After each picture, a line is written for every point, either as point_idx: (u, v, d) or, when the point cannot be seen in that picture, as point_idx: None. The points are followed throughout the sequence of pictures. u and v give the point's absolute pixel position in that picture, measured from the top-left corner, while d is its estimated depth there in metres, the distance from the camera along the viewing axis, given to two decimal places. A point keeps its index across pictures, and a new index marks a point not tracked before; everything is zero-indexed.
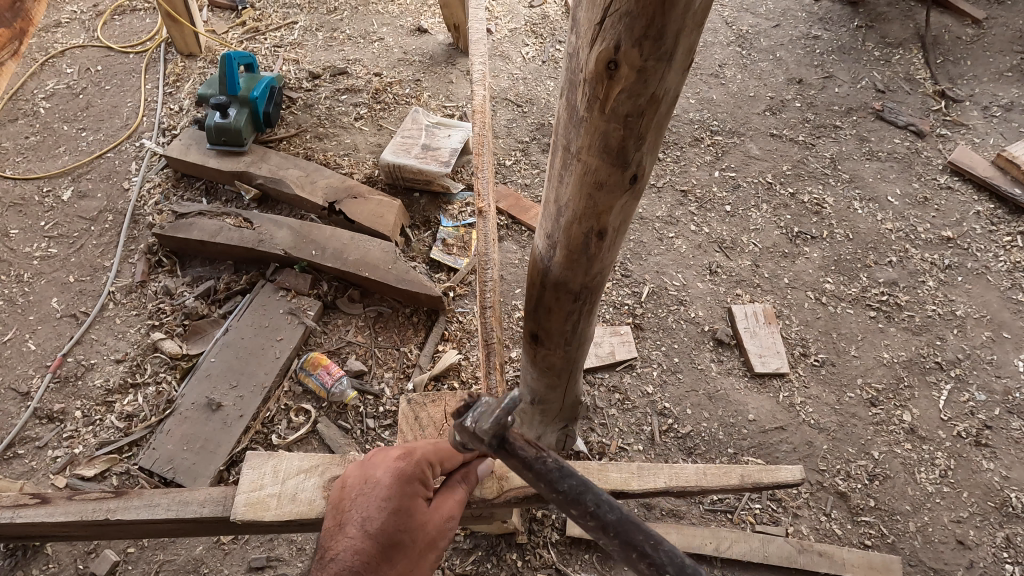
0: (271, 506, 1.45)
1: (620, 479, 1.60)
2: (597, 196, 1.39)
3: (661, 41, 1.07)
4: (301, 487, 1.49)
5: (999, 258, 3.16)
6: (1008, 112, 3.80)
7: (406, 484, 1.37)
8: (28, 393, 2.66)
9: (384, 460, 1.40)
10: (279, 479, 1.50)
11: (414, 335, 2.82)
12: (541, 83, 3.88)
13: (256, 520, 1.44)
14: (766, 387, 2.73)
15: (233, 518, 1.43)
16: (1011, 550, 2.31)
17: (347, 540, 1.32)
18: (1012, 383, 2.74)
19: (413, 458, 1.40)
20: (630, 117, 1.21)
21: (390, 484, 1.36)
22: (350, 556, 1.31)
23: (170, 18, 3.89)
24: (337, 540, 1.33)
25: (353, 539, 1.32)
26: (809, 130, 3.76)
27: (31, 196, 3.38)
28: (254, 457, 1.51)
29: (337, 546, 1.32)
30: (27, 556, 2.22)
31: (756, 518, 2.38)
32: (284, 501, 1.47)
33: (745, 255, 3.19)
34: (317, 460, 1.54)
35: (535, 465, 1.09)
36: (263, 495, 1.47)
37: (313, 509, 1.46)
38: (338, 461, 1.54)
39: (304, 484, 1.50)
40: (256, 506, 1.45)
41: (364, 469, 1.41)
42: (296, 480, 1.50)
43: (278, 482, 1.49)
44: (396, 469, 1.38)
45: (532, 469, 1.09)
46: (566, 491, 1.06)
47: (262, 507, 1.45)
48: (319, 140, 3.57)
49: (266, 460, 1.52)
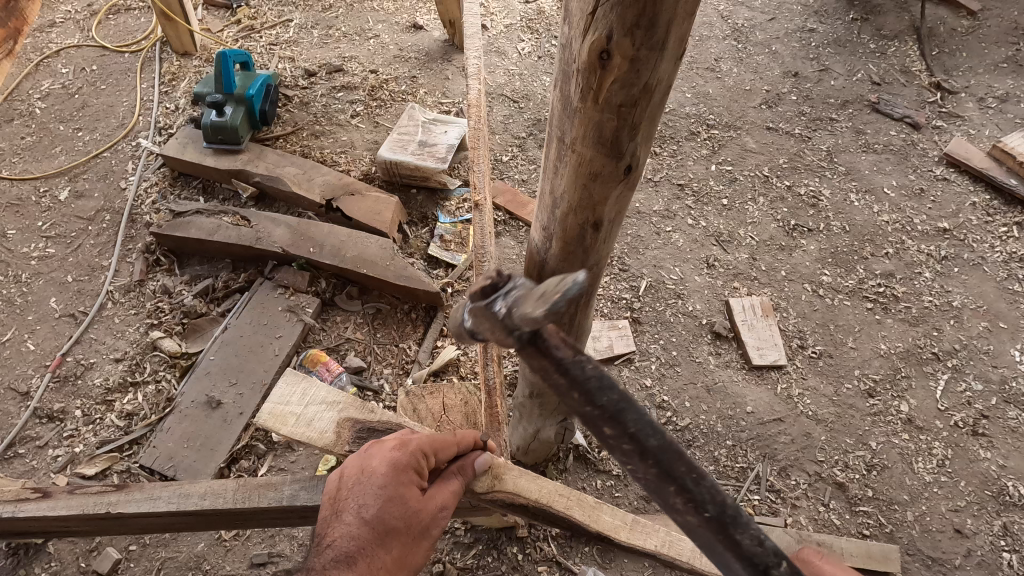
0: (288, 422, 1.61)
1: (612, 526, 1.59)
2: (592, 187, 1.39)
3: (652, 30, 1.08)
4: (318, 416, 1.63)
5: (995, 249, 3.17)
6: (1003, 103, 3.81)
7: (401, 473, 1.38)
8: (27, 392, 2.67)
9: (381, 451, 1.41)
10: (304, 401, 1.65)
11: (412, 331, 2.83)
12: (537, 78, 3.88)
13: (273, 430, 1.60)
14: (764, 379, 2.74)
15: (257, 420, 1.61)
16: (1009, 538, 2.32)
17: (343, 527, 1.35)
18: (1008, 372, 2.75)
19: (408, 449, 1.40)
20: (623, 107, 1.22)
21: (386, 473, 1.37)
22: (347, 542, 1.33)
23: (164, 17, 3.88)
24: (334, 526, 1.36)
25: (349, 526, 1.35)
26: (805, 123, 3.76)
27: (29, 196, 3.38)
28: (291, 375, 1.68)
29: (334, 533, 1.35)
30: (29, 554, 2.23)
31: (755, 509, 2.39)
32: (301, 423, 1.61)
33: (743, 248, 3.20)
34: (338, 402, 1.66)
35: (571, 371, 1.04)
36: (287, 410, 1.63)
37: (321, 439, 1.59)
38: (358, 406, 1.66)
39: (321, 415, 1.63)
40: (277, 418, 1.61)
41: (361, 459, 1.42)
42: (317, 408, 1.64)
43: (302, 404, 1.64)
44: (392, 459, 1.38)
45: (568, 373, 1.03)
46: (605, 405, 1.01)
47: (282, 421, 1.61)
48: (316, 138, 3.57)
49: (298, 382, 1.68)
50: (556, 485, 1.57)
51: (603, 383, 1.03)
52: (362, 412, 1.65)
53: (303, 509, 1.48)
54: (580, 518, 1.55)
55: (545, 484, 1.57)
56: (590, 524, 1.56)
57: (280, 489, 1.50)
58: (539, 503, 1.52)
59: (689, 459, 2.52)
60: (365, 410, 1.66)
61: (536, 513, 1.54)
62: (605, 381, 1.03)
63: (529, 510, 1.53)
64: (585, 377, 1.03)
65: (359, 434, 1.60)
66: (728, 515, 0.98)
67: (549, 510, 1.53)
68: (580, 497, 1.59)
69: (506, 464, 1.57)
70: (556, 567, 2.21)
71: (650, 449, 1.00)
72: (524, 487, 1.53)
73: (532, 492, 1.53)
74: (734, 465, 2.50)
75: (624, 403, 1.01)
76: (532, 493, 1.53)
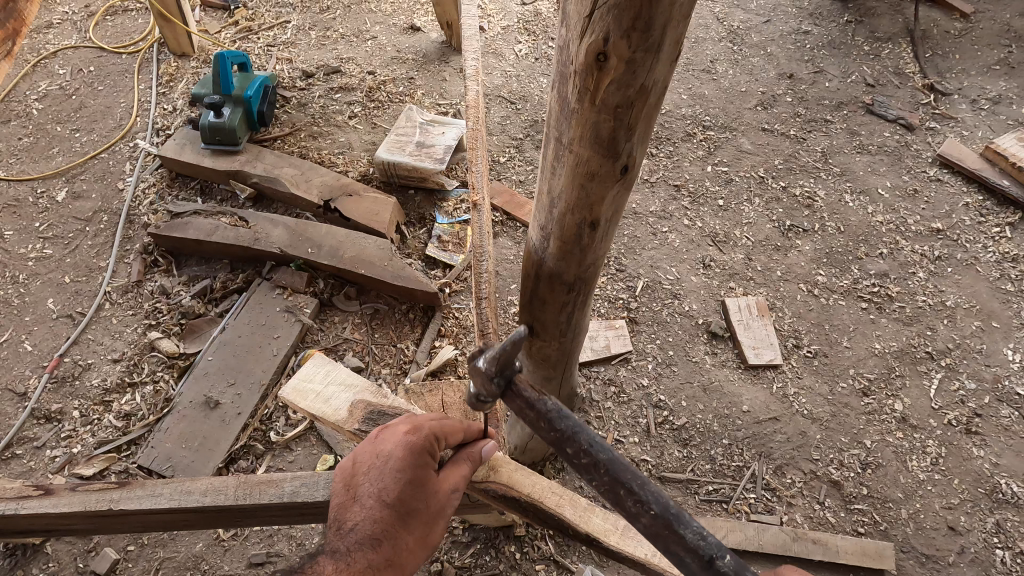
0: (307, 398, 1.70)
1: (600, 528, 1.58)
2: (589, 187, 1.41)
3: (648, 33, 1.10)
4: (335, 396, 1.71)
5: (988, 249, 3.20)
6: (995, 104, 3.85)
7: (416, 457, 1.38)
8: (25, 394, 2.67)
9: (392, 436, 1.41)
10: (325, 381, 1.74)
11: (410, 332, 2.84)
12: (534, 80, 3.90)
13: (293, 403, 1.70)
14: (760, 378, 2.76)
15: (281, 392, 1.73)
16: (1002, 535, 2.35)
17: (362, 510, 1.38)
18: (1001, 371, 2.78)
19: (421, 433, 1.40)
20: (619, 108, 1.23)
21: (400, 458, 1.37)
22: (368, 524, 1.36)
23: (162, 18, 3.89)
24: (353, 510, 1.39)
25: (369, 510, 1.37)
26: (801, 124, 3.79)
27: (26, 197, 3.37)
28: (320, 357, 1.79)
29: (355, 516, 1.38)
30: (27, 556, 2.23)
31: (751, 507, 2.41)
32: (320, 400, 1.70)
33: (738, 248, 3.22)
34: None
35: (537, 406, 1.17)
36: (308, 387, 1.73)
37: (334, 415, 1.66)
38: (373, 390, 1.71)
39: (338, 395, 1.71)
40: (299, 393, 1.71)
41: (373, 444, 1.43)
42: (335, 388, 1.72)
43: (323, 382, 1.74)
44: (406, 444, 1.38)
45: (534, 409, 1.17)
46: (563, 429, 1.14)
47: (302, 396, 1.71)
48: (313, 139, 3.59)
49: (325, 365, 1.79)
50: (548, 483, 1.60)
51: (562, 412, 1.16)
52: (377, 396, 1.70)
53: (303, 505, 1.49)
54: (571, 515, 1.56)
55: (536, 481, 1.59)
56: (580, 524, 1.56)
57: (280, 486, 1.51)
58: (530, 498, 1.54)
59: (685, 458, 2.53)
60: (379, 395, 1.71)
61: (526, 509, 1.55)
62: (564, 411, 1.16)
63: (521, 505, 1.54)
64: (547, 410, 1.16)
65: (370, 415, 1.64)
66: (671, 512, 1.05)
67: (540, 507, 1.54)
68: (571, 498, 1.61)
69: (503, 459, 1.60)
70: (554, 565, 2.23)
71: (601, 461, 1.09)
72: (517, 481, 1.56)
73: (525, 487, 1.55)
74: (730, 464, 2.52)
75: (579, 426, 1.14)
76: (525, 487, 1.55)
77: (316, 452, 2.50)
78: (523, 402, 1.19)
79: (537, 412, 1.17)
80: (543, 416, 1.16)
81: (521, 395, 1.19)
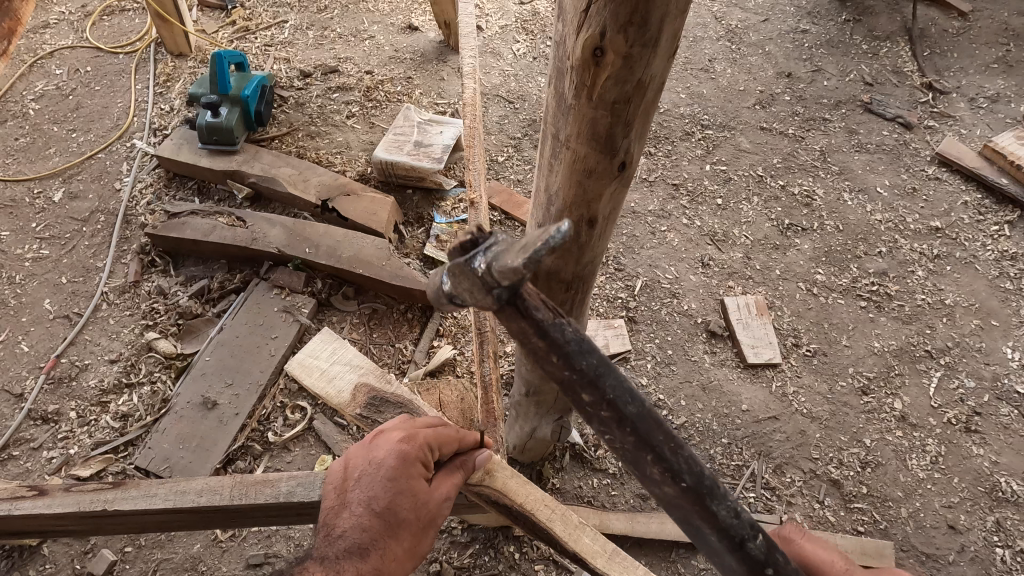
0: (312, 375, 1.78)
1: (589, 548, 1.55)
2: (587, 183, 1.40)
3: (644, 27, 1.09)
4: (339, 376, 1.77)
5: (987, 248, 3.20)
6: (994, 103, 3.84)
7: (409, 465, 1.38)
8: (21, 395, 2.65)
9: (386, 442, 1.41)
10: (331, 360, 1.82)
11: (409, 332, 2.83)
12: (532, 79, 3.90)
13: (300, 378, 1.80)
14: (759, 378, 2.75)
15: (289, 367, 1.83)
16: (1002, 534, 2.34)
17: (352, 518, 1.37)
18: (1000, 370, 2.77)
19: (415, 442, 1.40)
20: (617, 104, 1.23)
21: (392, 466, 1.37)
22: (357, 533, 1.35)
23: (159, 18, 3.88)
24: (343, 518, 1.38)
25: (359, 518, 1.36)
26: (799, 123, 3.78)
27: (22, 198, 3.36)
28: (328, 335, 1.89)
29: (344, 524, 1.37)
30: (23, 557, 2.22)
31: (751, 507, 2.40)
32: (323, 378, 1.78)
33: (737, 247, 3.22)
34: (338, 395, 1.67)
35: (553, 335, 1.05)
36: (314, 364, 1.81)
37: (337, 396, 1.72)
38: (377, 375, 1.74)
39: (342, 376, 1.77)
40: (305, 368, 1.80)
41: (367, 450, 1.43)
42: (339, 369, 1.79)
43: (329, 362, 1.82)
44: (400, 451, 1.38)
45: (548, 337, 1.05)
46: (585, 370, 1.04)
47: (308, 372, 1.79)
48: (311, 138, 3.58)
49: (332, 344, 1.87)
50: (543, 495, 1.57)
51: (582, 347, 1.05)
52: (379, 383, 1.71)
53: (300, 505, 1.48)
54: (560, 533, 1.54)
55: (532, 491, 1.57)
56: (567, 542, 1.54)
57: (276, 486, 1.50)
58: (522, 508, 1.53)
59: None
60: (380, 381, 1.71)
61: (518, 518, 1.55)
62: (585, 346, 1.05)
63: (513, 514, 1.54)
64: (565, 340, 1.05)
65: (371, 400, 1.64)
66: (703, 485, 1.03)
67: (530, 519, 1.53)
68: (564, 513, 1.58)
69: (500, 462, 1.58)
70: (553, 565, 2.22)
71: (628, 416, 1.04)
72: (512, 489, 1.54)
73: (517, 496, 1.54)
74: (729, 463, 2.51)
75: (603, 368, 1.05)
76: (519, 497, 1.54)
77: (314, 452, 2.49)
78: (531, 323, 1.05)
79: (550, 342, 1.05)
80: (559, 347, 1.05)
81: (531, 315, 1.04)
